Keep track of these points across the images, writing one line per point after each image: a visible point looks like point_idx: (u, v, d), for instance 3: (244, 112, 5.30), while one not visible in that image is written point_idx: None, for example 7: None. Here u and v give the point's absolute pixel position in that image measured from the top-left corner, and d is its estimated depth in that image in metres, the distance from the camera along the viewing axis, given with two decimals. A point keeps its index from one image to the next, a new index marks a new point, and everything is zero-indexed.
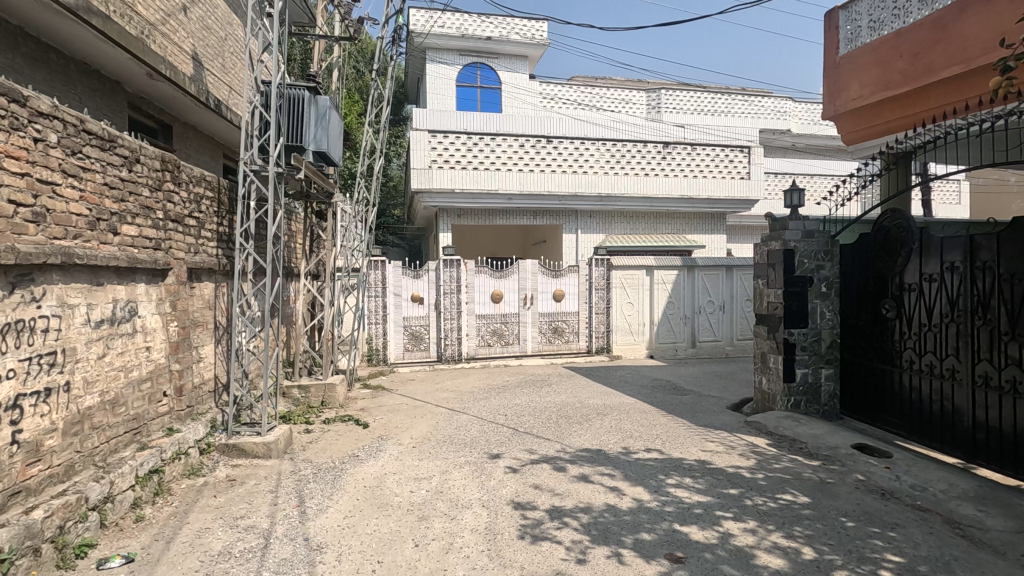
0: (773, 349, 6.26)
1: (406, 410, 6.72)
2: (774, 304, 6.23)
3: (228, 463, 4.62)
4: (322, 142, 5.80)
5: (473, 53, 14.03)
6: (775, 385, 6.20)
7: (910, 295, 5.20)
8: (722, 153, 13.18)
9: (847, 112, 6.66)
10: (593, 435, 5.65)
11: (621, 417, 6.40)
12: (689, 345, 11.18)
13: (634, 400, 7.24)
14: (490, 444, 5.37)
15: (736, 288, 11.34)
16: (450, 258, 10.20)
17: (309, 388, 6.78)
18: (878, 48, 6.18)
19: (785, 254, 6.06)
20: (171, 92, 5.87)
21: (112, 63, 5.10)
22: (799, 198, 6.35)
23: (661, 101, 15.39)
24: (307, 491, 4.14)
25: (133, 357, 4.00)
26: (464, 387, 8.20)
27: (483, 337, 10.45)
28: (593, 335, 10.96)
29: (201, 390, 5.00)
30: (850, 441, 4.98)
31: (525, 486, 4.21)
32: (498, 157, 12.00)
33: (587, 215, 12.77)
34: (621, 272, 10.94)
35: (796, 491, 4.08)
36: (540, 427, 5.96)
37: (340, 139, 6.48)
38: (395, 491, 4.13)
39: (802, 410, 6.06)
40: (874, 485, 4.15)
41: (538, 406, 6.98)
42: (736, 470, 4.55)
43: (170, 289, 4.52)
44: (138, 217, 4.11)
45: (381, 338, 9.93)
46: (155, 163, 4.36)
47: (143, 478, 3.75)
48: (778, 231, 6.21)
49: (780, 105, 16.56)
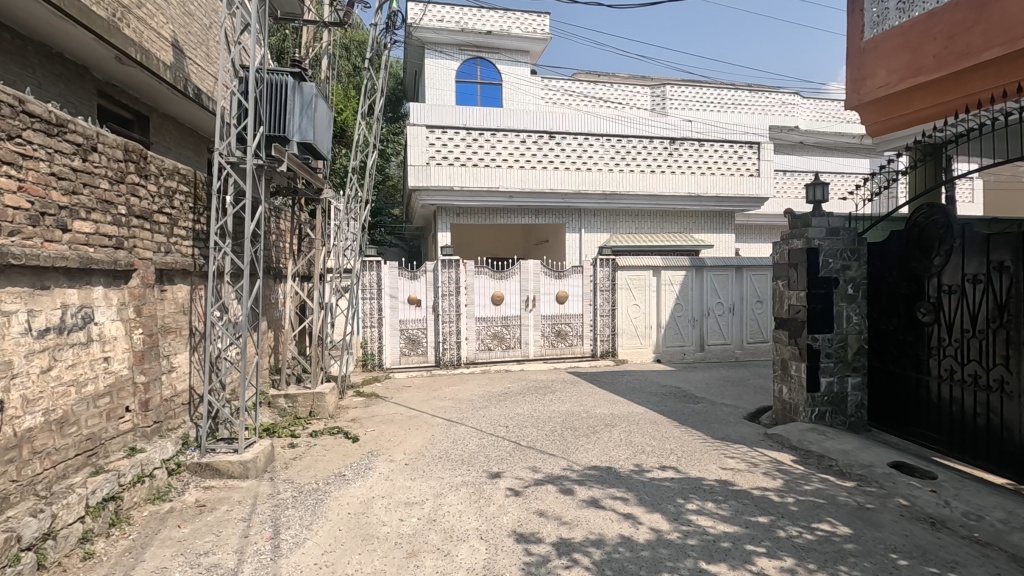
0: (794, 356, 5.81)
1: (401, 421, 6.27)
2: (796, 307, 5.78)
3: (200, 485, 4.18)
4: (308, 133, 5.33)
5: (473, 47, 13.59)
6: (798, 395, 5.74)
7: (949, 298, 4.75)
8: (730, 149, 12.73)
9: (874, 101, 6.21)
10: (602, 451, 5.19)
11: (631, 429, 5.94)
12: (697, 348, 10.74)
13: (644, 409, 6.79)
14: (489, 461, 4.91)
15: (747, 289, 10.89)
16: (449, 259, 9.75)
17: (297, 398, 6.32)
18: (906, 32, 5.71)
19: (809, 253, 5.61)
20: (146, 79, 5.45)
21: (76, 45, 4.68)
22: (822, 193, 5.90)
23: (666, 97, 15.28)
24: (283, 519, 3.69)
25: (86, 370, 3.56)
26: (463, 395, 7.75)
27: (483, 341, 10.00)
28: (598, 338, 10.51)
29: (173, 403, 4.56)
30: (886, 458, 4.53)
31: (528, 513, 3.76)
32: (498, 154, 11.55)
33: (591, 214, 12.32)
34: (627, 272, 10.50)
35: (834, 520, 3.62)
36: (544, 441, 5.51)
37: (329, 130, 6.03)
38: (382, 520, 3.68)
39: (827, 421, 5.60)
40: (921, 512, 3.70)
41: (541, 416, 6.52)
42: (762, 493, 4.09)
43: (135, 292, 4.07)
44: (95, 212, 3.67)
45: (377, 342, 9.49)
46: (117, 152, 3.93)
47: (95, 508, 3.30)
48: (800, 229, 5.76)
49: (789, 101, 16.03)
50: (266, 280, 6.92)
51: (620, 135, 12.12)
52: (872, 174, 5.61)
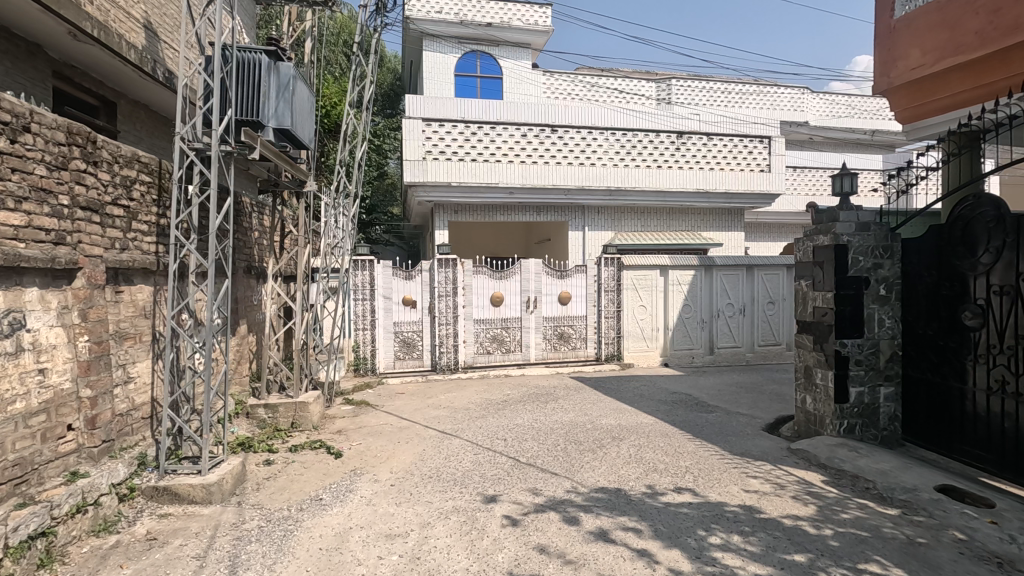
0: (820, 363, 5.30)
1: (390, 434, 5.77)
2: (821, 310, 5.27)
3: (155, 513, 3.69)
4: (286, 117, 4.84)
5: (472, 40, 13.08)
6: (824, 406, 5.23)
7: (1000, 300, 4.23)
8: (739, 143, 12.17)
9: (904, 85, 5.70)
10: (610, 469, 4.69)
11: (641, 443, 5.44)
12: (707, 352, 10.25)
13: (654, 420, 6.28)
14: (484, 481, 4.41)
15: (758, 289, 10.39)
16: (444, 258, 9.25)
17: (278, 408, 5.83)
18: (944, 6, 5.17)
19: (837, 249, 5.10)
20: (110, 60, 4.98)
21: (23, 19, 4.19)
22: (851, 185, 5.38)
23: (671, 92, 14.66)
24: (244, 556, 3.19)
25: (14, 385, 3.08)
26: (459, 403, 7.25)
27: (482, 344, 9.50)
28: (602, 341, 9.99)
29: (130, 418, 4.07)
30: (931, 481, 4.02)
31: (527, 549, 3.27)
32: (498, 147, 11.06)
33: (595, 211, 11.81)
34: (633, 272, 9.98)
35: (883, 559, 3.12)
36: (547, 457, 5.00)
37: (310, 116, 5.54)
38: (358, 557, 3.18)
39: (857, 435, 5.09)
40: (984, 549, 3.19)
41: (543, 427, 6.02)
42: (794, 523, 3.59)
43: (79, 294, 3.57)
44: (26, 201, 3.19)
45: (369, 345, 9.01)
46: (57, 134, 3.44)
47: (17, 549, 2.80)
48: (825, 225, 5.27)
49: (798, 97, 15.69)
50: (245, 279, 6.41)
51: (626, 129, 11.61)
52: (905, 167, 5.10)
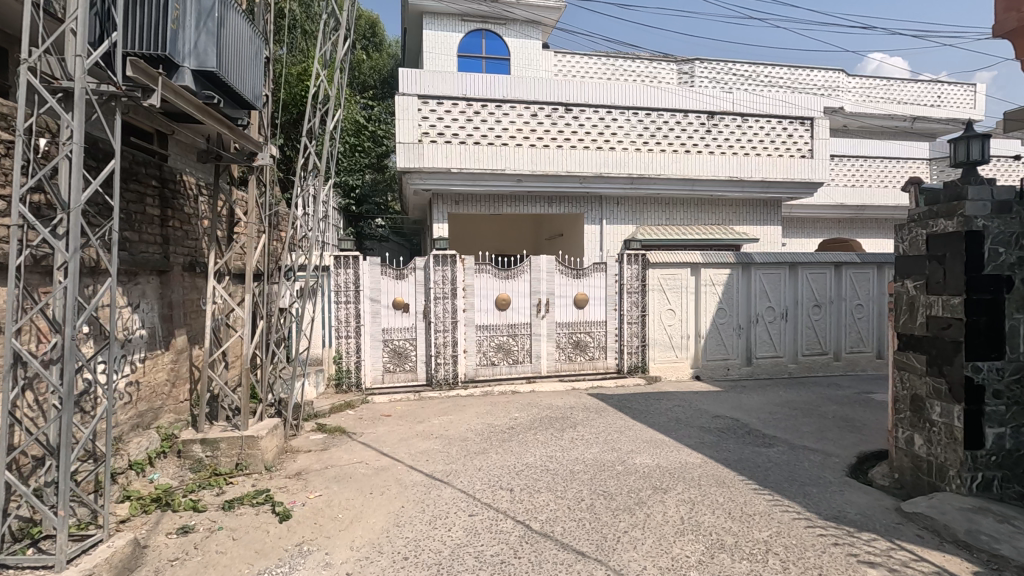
0: (936, 393, 3.92)
1: (363, 479, 4.45)
2: (940, 320, 3.88)
3: None
4: (210, 56, 3.55)
5: (477, 17, 11.69)
6: (945, 451, 3.84)
7: None
8: (777, 126, 10.74)
9: None
10: (658, 546, 3.32)
11: (692, 498, 4.06)
12: (744, 363, 8.85)
13: (702, 459, 4.89)
14: (480, 569, 3.06)
15: (803, 291, 8.98)
16: (443, 253, 7.88)
17: (218, 444, 4.51)
18: None
19: (969, 238, 3.71)
20: (8, 18, 3.60)
21: None
22: (981, 151, 3.96)
23: (695, 74, 13.35)
24: None
25: None
26: (457, 430, 5.92)
27: (485, 354, 8.16)
28: (624, 350, 8.59)
29: None
30: None
31: None
32: (505, 129, 9.66)
33: (614, 202, 10.48)
34: (660, 270, 8.59)
35: None
36: (569, 523, 3.63)
37: (248, 63, 4.25)
38: None
39: (994, 493, 3.72)
40: None
41: (561, 469, 4.64)
42: None
43: None
44: None
45: (353, 356, 7.67)
46: None
47: None
48: (947, 205, 3.87)
49: (834, 78, 14.27)
50: (184, 275, 5.09)
51: (649, 108, 10.22)
52: None
